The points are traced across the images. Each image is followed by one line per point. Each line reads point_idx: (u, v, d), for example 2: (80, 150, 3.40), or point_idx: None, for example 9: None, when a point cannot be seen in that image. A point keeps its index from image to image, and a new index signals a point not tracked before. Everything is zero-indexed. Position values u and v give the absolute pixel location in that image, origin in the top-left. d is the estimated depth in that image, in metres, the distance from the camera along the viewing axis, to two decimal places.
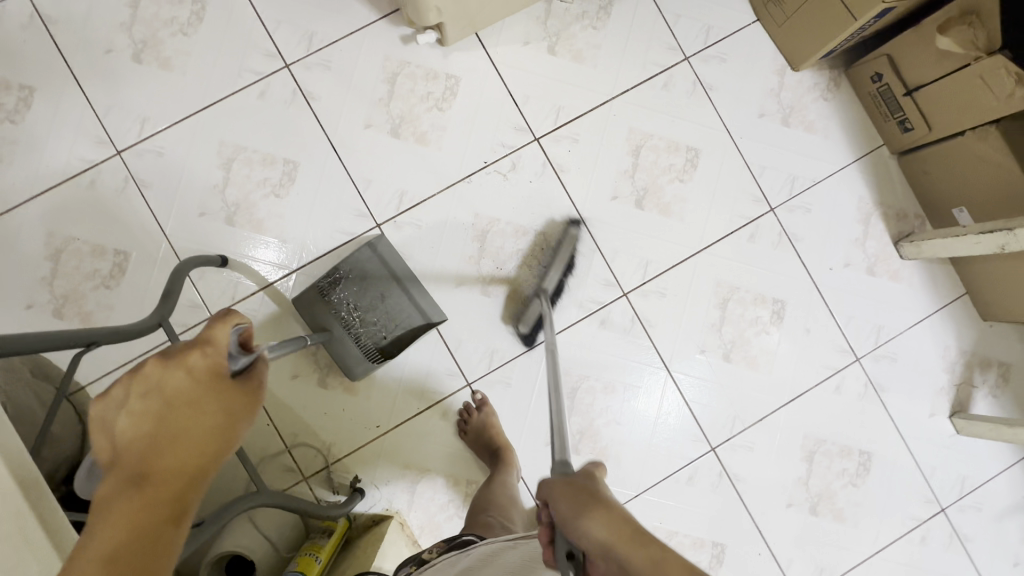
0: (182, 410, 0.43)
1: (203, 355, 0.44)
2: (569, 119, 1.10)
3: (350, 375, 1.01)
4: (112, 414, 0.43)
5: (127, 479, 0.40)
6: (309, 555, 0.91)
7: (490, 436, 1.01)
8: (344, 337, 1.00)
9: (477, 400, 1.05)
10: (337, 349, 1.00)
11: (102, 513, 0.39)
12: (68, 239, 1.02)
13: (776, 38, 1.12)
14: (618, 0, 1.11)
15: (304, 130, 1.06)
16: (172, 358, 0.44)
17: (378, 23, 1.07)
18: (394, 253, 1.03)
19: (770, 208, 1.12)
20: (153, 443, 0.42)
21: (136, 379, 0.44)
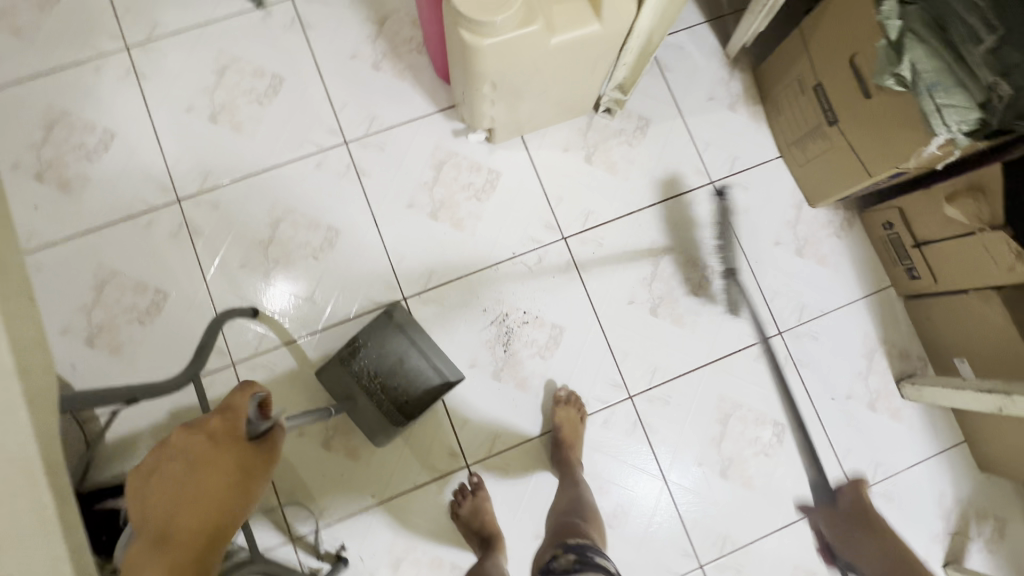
0: (203, 470, 0.57)
1: (222, 423, 0.60)
2: (597, 223, 1.17)
3: (374, 441, 1.04)
4: (150, 475, 0.59)
5: (163, 530, 0.55)
6: None
7: (479, 524, 1.03)
8: (366, 404, 1.05)
9: (473, 483, 1.07)
10: (359, 416, 1.04)
11: (134, 566, 0.53)
12: (114, 272, 1.09)
13: (796, 175, 1.20)
14: (654, 123, 1.21)
15: (351, 202, 1.14)
16: (197, 427, 0.60)
17: (435, 115, 1.18)
18: (413, 322, 1.09)
19: (778, 331, 1.17)
20: (180, 502, 0.56)
21: (169, 448, 0.60)
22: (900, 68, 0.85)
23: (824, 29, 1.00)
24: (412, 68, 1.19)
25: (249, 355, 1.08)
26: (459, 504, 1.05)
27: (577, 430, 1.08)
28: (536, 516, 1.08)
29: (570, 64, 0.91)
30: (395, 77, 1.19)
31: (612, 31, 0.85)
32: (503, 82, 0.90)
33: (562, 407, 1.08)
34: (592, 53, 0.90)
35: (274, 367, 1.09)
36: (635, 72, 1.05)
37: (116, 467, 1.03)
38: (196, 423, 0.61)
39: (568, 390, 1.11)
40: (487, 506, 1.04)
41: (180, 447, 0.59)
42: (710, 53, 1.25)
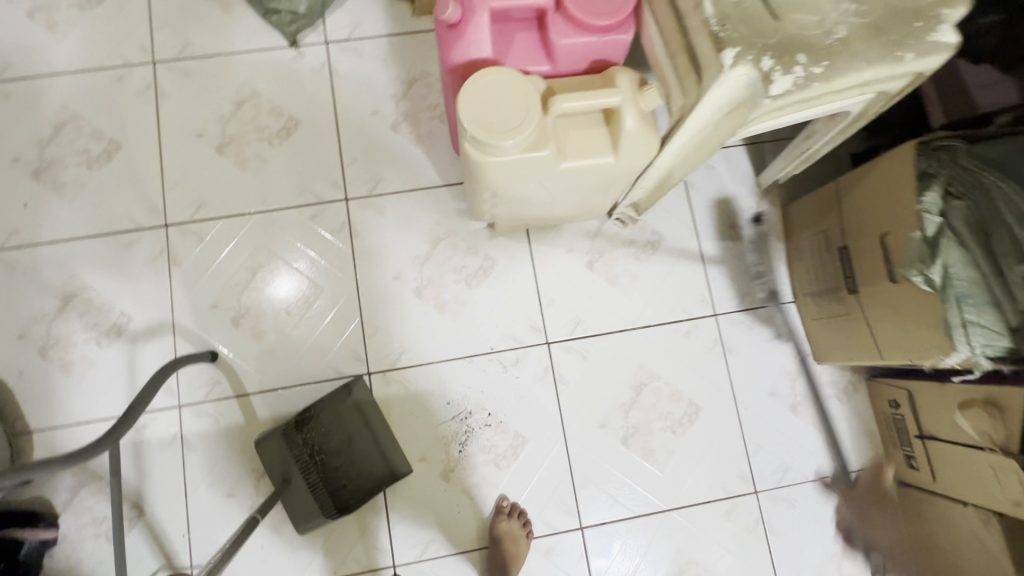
0: None
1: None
2: (585, 334, 1.11)
3: (300, 529, 0.99)
4: None
5: None
6: None
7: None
8: (301, 485, 0.99)
9: None
10: (292, 497, 0.99)
11: None
12: (84, 287, 1.06)
13: (806, 326, 1.13)
14: (666, 241, 1.16)
15: (338, 262, 1.10)
16: None
17: (442, 189, 1.14)
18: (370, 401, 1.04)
19: (754, 490, 1.08)
20: None
21: None
22: (930, 269, 0.78)
23: (859, 193, 0.93)
24: (430, 136, 1.16)
25: (197, 400, 1.04)
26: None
27: (518, 541, 1.01)
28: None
29: (579, 188, 0.85)
30: (411, 142, 1.15)
31: (627, 167, 0.80)
32: (505, 193, 0.84)
33: (504, 517, 1.02)
34: (603, 182, 0.85)
35: (219, 417, 1.04)
36: (652, 197, 0.99)
37: (37, 488, 1.00)
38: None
39: (510, 500, 1.04)
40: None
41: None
42: (739, 179, 1.19)
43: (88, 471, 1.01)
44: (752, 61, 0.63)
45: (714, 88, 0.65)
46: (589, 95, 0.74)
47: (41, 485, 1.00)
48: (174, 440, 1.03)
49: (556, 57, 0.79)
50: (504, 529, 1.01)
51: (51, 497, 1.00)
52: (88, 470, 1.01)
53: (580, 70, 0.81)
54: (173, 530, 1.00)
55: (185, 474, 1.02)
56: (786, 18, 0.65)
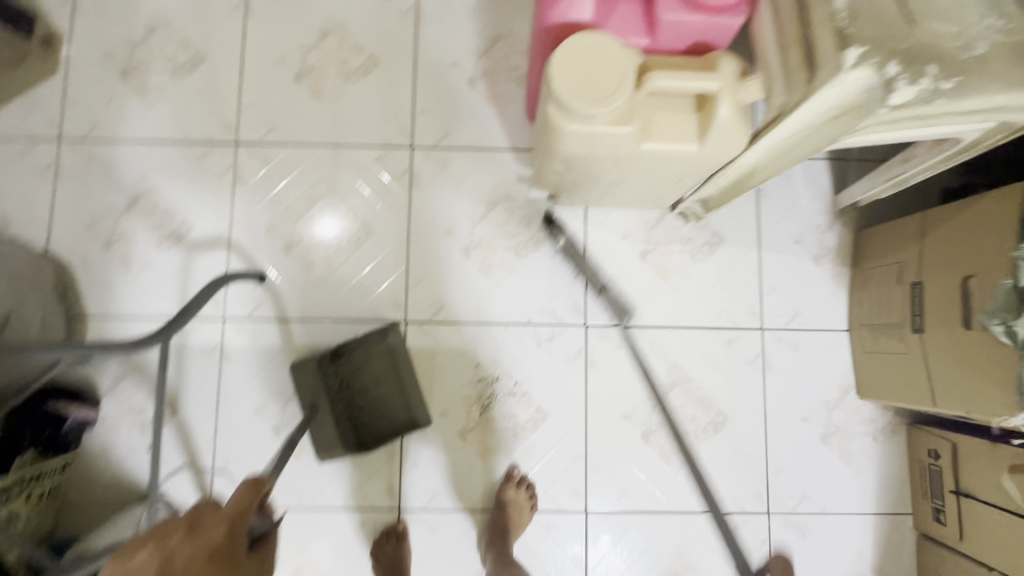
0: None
1: (228, 525, 0.60)
2: (624, 324, 1.09)
3: (318, 455, 1.02)
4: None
5: None
6: None
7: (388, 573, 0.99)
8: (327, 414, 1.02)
9: (398, 530, 1.03)
10: (320, 423, 1.02)
11: None
12: (152, 190, 1.10)
13: (855, 358, 1.08)
14: (726, 245, 1.12)
15: (393, 207, 1.11)
16: (197, 535, 0.57)
17: (508, 152, 1.12)
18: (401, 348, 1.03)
19: (766, 510, 1.06)
20: None
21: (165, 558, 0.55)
22: (1015, 321, 0.75)
23: (950, 230, 0.88)
24: (505, 97, 1.13)
25: (241, 316, 1.07)
26: (376, 547, 1.02)
27: (523, 513, 1.01)
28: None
29: (658, 175, 0.83)
30: (486, 100, 1.13)
31: (710, 159, 0.77)
32: (578, 165, 0.82)
33: (511, 486, 1.02)
34: (683, 171, 0.82)
35: (258, 337, 1.08)
36: (724, 196, 0.95)
37: (84, 370, 1.06)
38: (198, 523, 0.58)
39: (520, 470, 1.05)
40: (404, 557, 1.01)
41: (178, 551, 0.55)
42: (815, 194, 1.13)
43: (132, 363, 1.07)
44: (876, 65, 0.58)
45: (825, 89, 0.61)
46: (686, 76, 0.70)
47: (88, 367, 1.06)
48: (214, 350, 1.07)
49: (658, 32, 0.76)
50: (508, 498, 1.01)
51: (96, 381, 1.06)
52: (132, 362, 1.07)
53: (680, 49, 0.78)
54: (201, 433, 1.06)
55: (220, 384, 1.06)
56: (922, 25, 0.60)
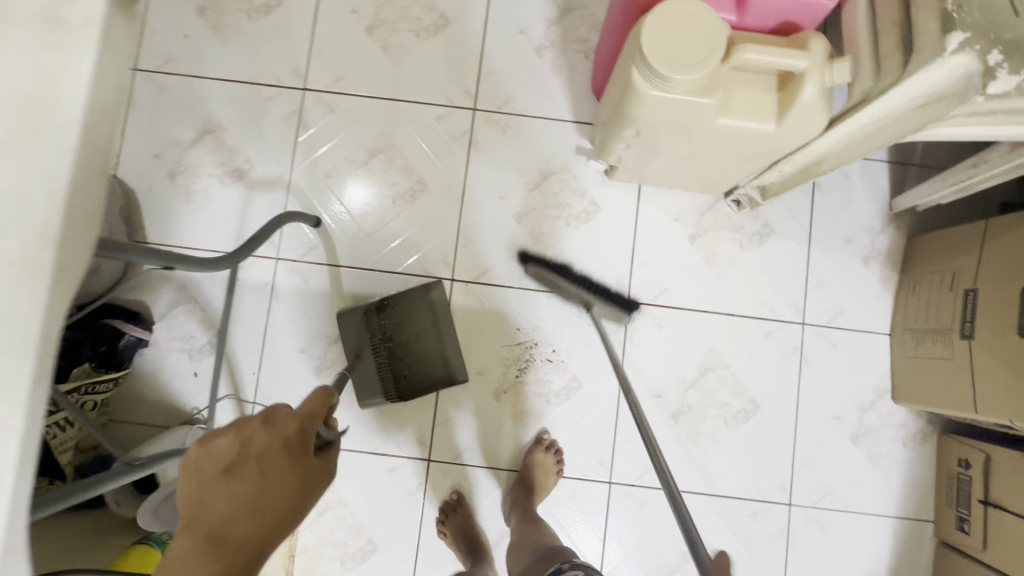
0: (278, 472, 0.52)
1: (301, 425, 0.57)
2: (666, 304, 1.10)
3: (360, 403, 1.04)
4: (216, 455, 0.51)
5: (206, 538, 0.47)
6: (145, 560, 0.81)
7: (462, 541, 1.02)
8: (369, 363, 1.04)
9: (455, 498, 1.06)
10: (360, 373, 1.04)
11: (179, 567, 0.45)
12: (220, 127, 1.13)
13: (894, 362, 1.09)
14: (776, 237, 1.12)
15: (451, 167, 1.12)
16: (274, 423, 0.55)
17: (569, 124, 1.13)
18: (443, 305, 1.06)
19: (788, 502, 1.07)
20: (249, 507, 0.49)
21: (241, 435, 0.53)
22: None
23: (1013, 239, 0.87)
24: (570, 68, 1.14)
25: (293, 258, 1.10)
26: (443, 523, 1.04)
27: (550, 477, 1.03)
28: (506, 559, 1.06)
29: (728, 152, 0.84)
30: (552, 70, 1.14)
31: (785, 139, 0.77)
32: (649, 135, 0.83)
33: (540, 450, 1.04)
34: (754, 151, 0.82)
35: (309, 279, 1.10)
36: (786, 183, 0.95)
37: (140, 294, 1.09)
38: (273, 416, 0.56)
39: (550, 435, 1.07)
40: (471, 523, 1.03)
41: (253, 440, 0.53)
42: (872, 195, 1.12)
43: (186, 292, 1.10)
44: (978, 52, 0.58)
45: (921, 73, 0.61)
46: (776, 52, 0.70)
47: (143, 291, 1.09)
48: (266, 287, 1.10)
49: (748, 7, 0.75)
50: (536, 461, 1.03)
51: (150, 305, 1.10)
52: (186, 291, 1.10)
53: (766, 28, 0.78)
54: (246, 366, 1.09)
55: (268, 321, 1.10)
56: None
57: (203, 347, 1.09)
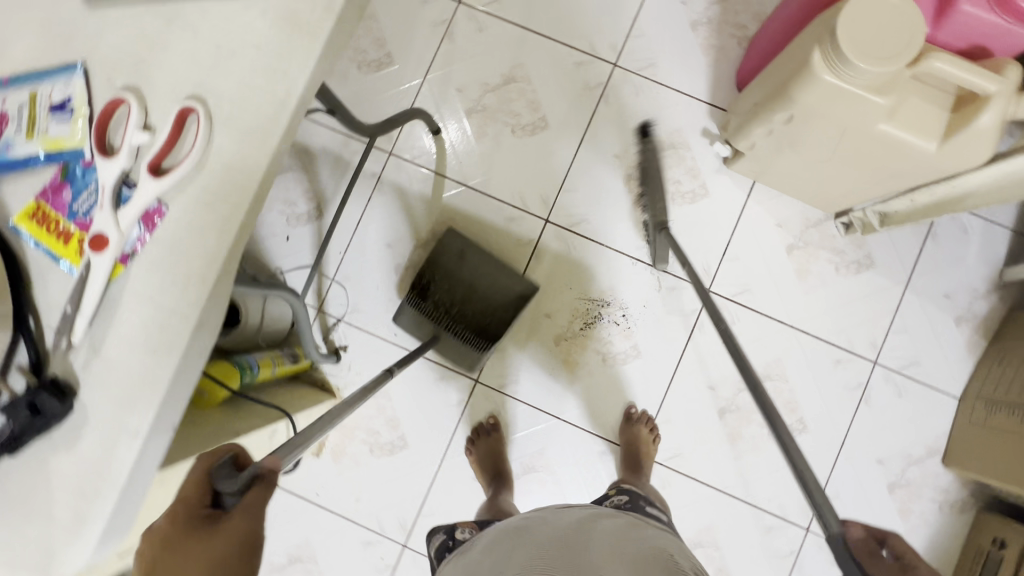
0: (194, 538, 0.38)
1: (187, 513, 0.40)
2: (744, 302, 1.10)
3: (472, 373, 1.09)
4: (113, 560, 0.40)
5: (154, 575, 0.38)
6: (232, 367, 0.83)
7: (491, 464, 1.06)
8: (452, 344, 1.08)
9: (488, 424, 1.09)
10: (446, 350, 1.08)
11: None
12: (372, 16, 1.16)
13: (955, 427, 1.06)
14: (874, 271, 1.10)
15: (576, 113, 1.14)
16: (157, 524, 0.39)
17: (702, 104, 1.13)
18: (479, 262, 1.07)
19: (806, 526, 1.07)
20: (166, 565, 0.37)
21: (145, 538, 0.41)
22: None
23: None
24: (720, 51, 1.13)
25: (405, 157, 1.14)
26: (472, 443, 1.08)
27: (643, 452, 1.05)
28: (533, 491, 1.10)
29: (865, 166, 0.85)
30: (700, 48, 1.13)
31: (942, 162, 0.76)
32: (802, 124, 0.83)
33: (631, 424, 1.07)
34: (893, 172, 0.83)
35: (414, 181, 1.14)
36: (914, 214, 0.94)
37: None
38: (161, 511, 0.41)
39: (639, 410, 1.09)
40: (501, 449, 1.07)
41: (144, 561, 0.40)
42: (985, 258, 1.09)
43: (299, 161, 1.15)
44: None
45: None
46: (967, 68, 0.69)
47: None
48: (372, 177, 1.14)
49: (945, 22, 0.75)
50: (631, 433, 1.06)
51: None
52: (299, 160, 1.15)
53: (955, 47, 0.77)
54: (334, 245, 1.13)
55: (366, 209, 1.14)
56: None
57: (301, 216, 1.14)
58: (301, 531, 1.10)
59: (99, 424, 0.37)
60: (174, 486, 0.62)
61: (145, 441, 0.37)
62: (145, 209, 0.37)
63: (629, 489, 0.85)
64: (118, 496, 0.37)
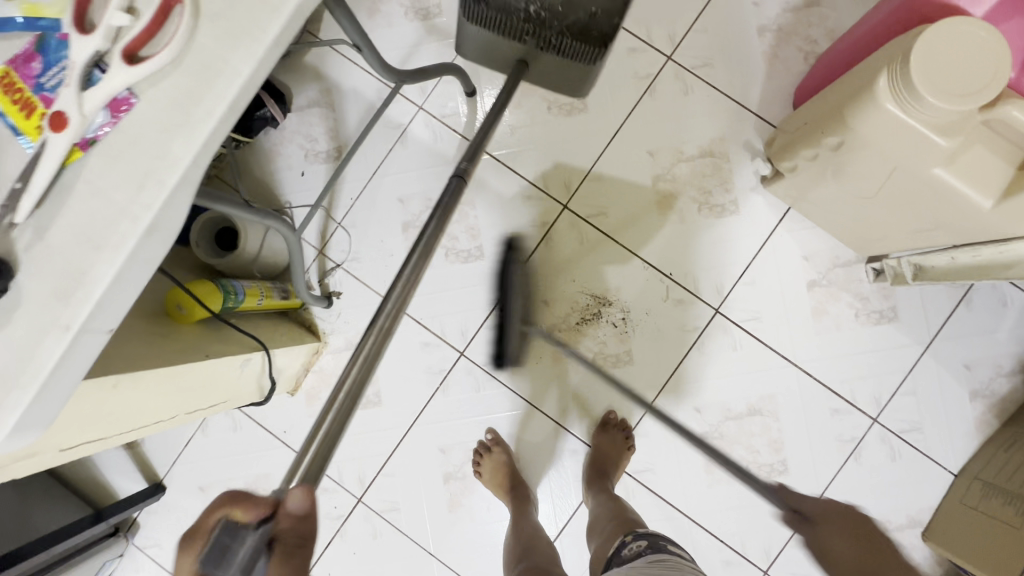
0: None
1: None
2: (751, 330, 1.05)
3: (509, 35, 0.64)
4: None
5: None
6: (218, 292, 0.82)
7: (506, 477, 1.03)
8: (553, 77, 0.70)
9: (489, 441, 1.06)
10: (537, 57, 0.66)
11: None
12: None
13: (945, 502, 1.01)
14: (895, 325, 1.03)
15: (617, 100, 1.08)
16: None
17: (752, 116, 1.06)
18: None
19: (765, 569, 1.04)
20: None
21: None
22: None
23: None
24: (783, 63, 1.06)
25: (435, 113, 1.11)
26: (478, 463, 1.05)
27: (616, 457, 1.02)
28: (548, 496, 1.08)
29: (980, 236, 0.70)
30: (762, 56, 1.06)
31: (993, 221, 0.70)
32: (851, 153, 0.77)
33: (609, 429, 1.04)
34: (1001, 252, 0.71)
35: (439, 139, 1.11)
36: (954, 273, 0.87)
37: (289, 80, 1.13)
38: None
39: (618, 415, 1.06)
40: (508, 461, 1.03)
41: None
42: (1018, 335, 1.01)
43: (328, 98, 1.12)
44: None
45: None
46: None
47: (293, 79, 1.13)
48: (398, 128, 1.11)
49: None
50: (606, 439, 1.03)
51: (294, 93, 1.13)
52: (329, 97, 1.13)
53: None
54: (348, 189, 1.11)
55: (385, 159, 1.11)
56: None
57: (319, 154, 1.12)
58: (262, 464, 1.11)
59: (29, 312, 0.35)
60: (130, 391, 0.62)
61: (73, 338, 0.35)
62: (111, 96, 0.35)
63: (646, 533, 0.84)
64: (38, 389, 0.35)
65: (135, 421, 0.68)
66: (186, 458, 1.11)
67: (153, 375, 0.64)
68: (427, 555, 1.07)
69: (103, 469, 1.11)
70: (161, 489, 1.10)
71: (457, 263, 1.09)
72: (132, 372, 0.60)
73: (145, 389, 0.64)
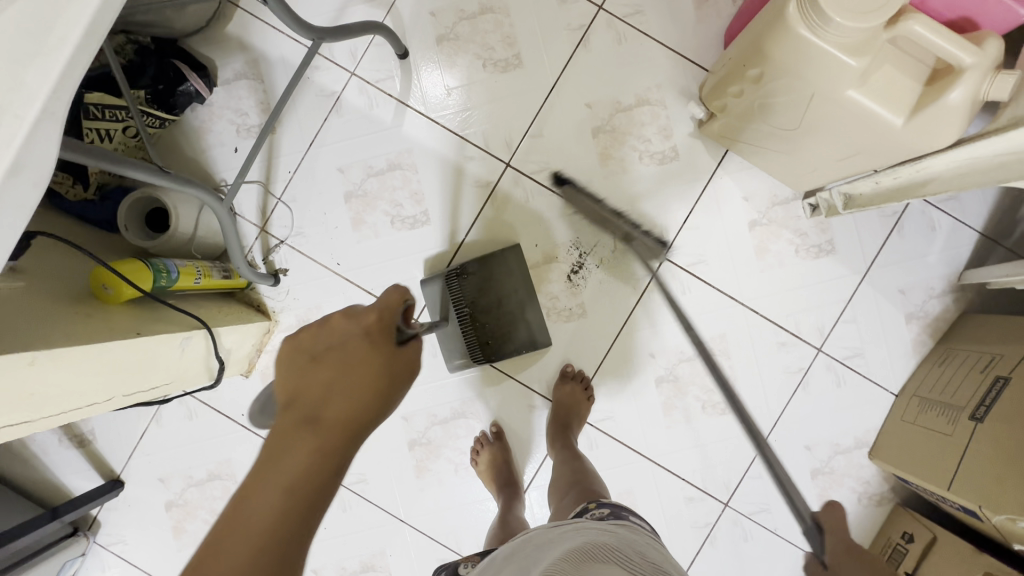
0: (364, 357, 0.50)
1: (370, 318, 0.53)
2: (697, 273, 1.07)
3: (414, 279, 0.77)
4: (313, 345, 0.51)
5: (302, 420, 0.46)
6: (147, 271, 0.79)
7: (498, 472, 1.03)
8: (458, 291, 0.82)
9: (493, 432, 1.07)
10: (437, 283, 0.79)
11: (284, 442, 0.44)
12: None
13: (888, 421, 1.06)
14: (833, 258, 1.07)
15: (551, 54, 1.07)
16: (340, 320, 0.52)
17: (685, 60, 1.07)
18: None
19: (725, 502, 1.08)
20: (329, 391, 0.48)
21: (329, 326, 0.52)
22: None
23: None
24: (713, 6, 1.07)
25: (368, 78, 1.08)
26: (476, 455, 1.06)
27: (576, 407, 1.04)
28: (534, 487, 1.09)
29: None
30: None
31: (906, 139, 0.73)
32: (771, 84, 0.78)
33: (566, 381, 1.06)
34: None
35: (375, 104, 1.08)
36: (880, 197, 0.91)
37: (212, 53, 1.08)
38: (353, 309, 0.53)
39: (574, 367, 1.08)
40: (506, 457, 1.04)
41: (337, 331, 0.52)
42: (947, 257, 1.06)
43: (256, 70, 1.08)
44: None
45: None
46: (946, 36, 0.64)
47: (216, 51, 1.08)
48: (331, 97, 1.08)
49: None
50: (565, 391, 1.04)
51: (219, 67, 1.08)
52: (257, 68, 1.08)
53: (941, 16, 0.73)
54: (285, 162, 1.08)
55: (321, 128, 1.08)
56: None
57: (251, 128, 1.08)
58: (222, 448, 1.09)
59: None
60: (51, 370, 0.60)
61: None
62: None
63: (609, 501, 0.81)
64: None
65: (66, 406, 0.66)
66: (142, 451, 1.09)
67: (77, 353, 0.62)
68: (398, 522, 1.08)
69: (55, 470, 1.07)
70: (119, 485, 1.08)
71: (403, 230, 1.08)
72: (49, 349, 0.59)
73: (70, 369, 0.62)
